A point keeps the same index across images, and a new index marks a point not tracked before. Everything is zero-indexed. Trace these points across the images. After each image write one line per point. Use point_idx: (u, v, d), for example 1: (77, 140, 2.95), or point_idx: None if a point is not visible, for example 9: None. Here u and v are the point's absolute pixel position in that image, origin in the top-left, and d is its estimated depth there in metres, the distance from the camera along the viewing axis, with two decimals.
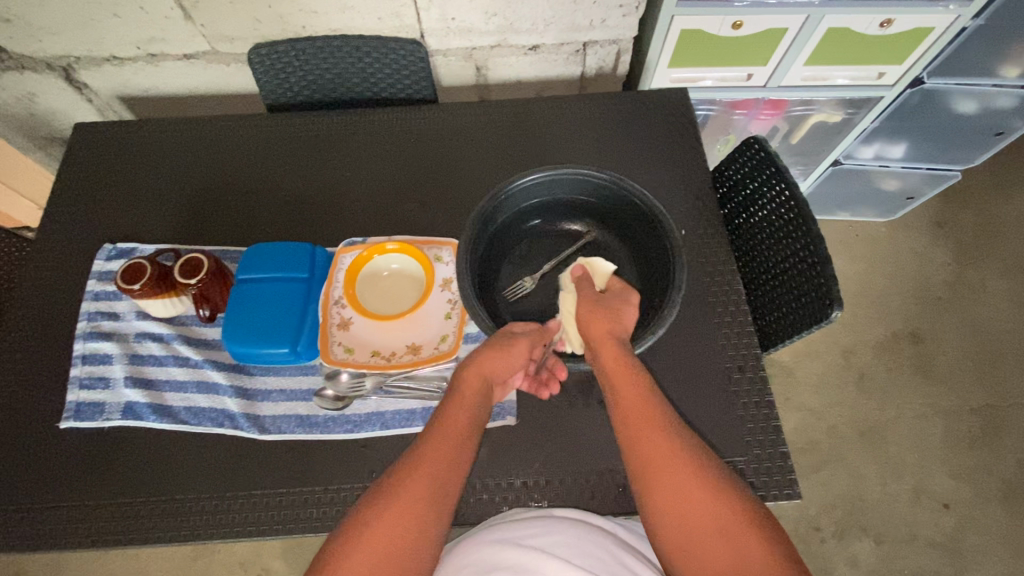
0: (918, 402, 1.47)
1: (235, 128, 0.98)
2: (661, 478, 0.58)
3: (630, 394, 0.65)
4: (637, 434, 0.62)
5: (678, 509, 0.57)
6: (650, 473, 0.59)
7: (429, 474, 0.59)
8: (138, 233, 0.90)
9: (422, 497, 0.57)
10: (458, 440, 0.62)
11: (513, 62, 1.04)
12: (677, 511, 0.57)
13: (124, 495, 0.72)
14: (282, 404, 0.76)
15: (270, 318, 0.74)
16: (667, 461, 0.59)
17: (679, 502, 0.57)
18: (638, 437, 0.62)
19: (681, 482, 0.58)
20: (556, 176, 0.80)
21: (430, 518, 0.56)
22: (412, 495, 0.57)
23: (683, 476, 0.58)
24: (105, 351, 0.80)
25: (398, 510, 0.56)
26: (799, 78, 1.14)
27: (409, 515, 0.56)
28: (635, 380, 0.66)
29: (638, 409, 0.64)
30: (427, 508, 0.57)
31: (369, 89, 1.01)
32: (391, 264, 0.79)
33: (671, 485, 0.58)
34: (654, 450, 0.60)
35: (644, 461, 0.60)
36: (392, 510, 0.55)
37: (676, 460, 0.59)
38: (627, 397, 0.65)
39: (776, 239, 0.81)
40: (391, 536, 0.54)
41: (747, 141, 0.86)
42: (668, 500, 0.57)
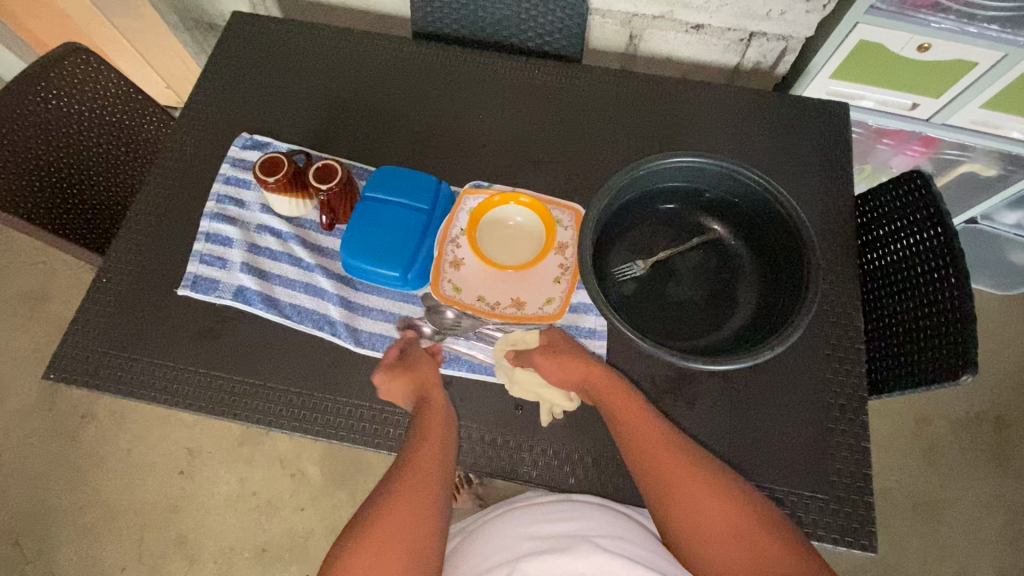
0: (985, 491, 1.38)
1: (380, 46, 0.99)
2: (681, 490, 0.61)
3: (633, 423, 0.65)
4: (644, 447, 0.64)
5: (697, 520, 0.60)
6: (664, 492, 0.62)
7: (421, 467, 0.64)
8: (274, 129, 0.93)
9: (420, 486, 0.63)
10: (431, 474, 0.64)
11: (671, 38, 0.98)
12: (696, 524, 0.60)
13: (224, 371, 0.76)
14: (380, 324, 0.77)
15: (388, 241, 0.75)
16: (681, 479, 0.62)
17: (699, 512, 0.60)
18: (649, 460, 0.63)
19: (699, 494, 0.61)
20: (702, 164, 0.77)
21: (430, 498, 0.63)
22: (390, 539, 0.59)
23: (699, 491, 0.61)
24: (227, 234, 0.83)
25: (390, 544, 0.59)
26: (967, 121, 1.04)
27: (412, 500, 0.62)
28: (632, 399, 0.67)
29: (641, 428, 0.65)
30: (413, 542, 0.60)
31: (518, 35, 0.98)
32: (513, 218, 0.78)
33: (688, 498, 0.61)
34: (670, 468, 0.62)
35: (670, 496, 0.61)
36: (375, 552, 0.58)
37: (688, 475, 0.62)
38: (629, 421, 0.65)
39: (912, 284, 0.76)
40: (396, 517, 0.60)
41: (910, 174, 0.79)
42: (687, 511, 0.61)
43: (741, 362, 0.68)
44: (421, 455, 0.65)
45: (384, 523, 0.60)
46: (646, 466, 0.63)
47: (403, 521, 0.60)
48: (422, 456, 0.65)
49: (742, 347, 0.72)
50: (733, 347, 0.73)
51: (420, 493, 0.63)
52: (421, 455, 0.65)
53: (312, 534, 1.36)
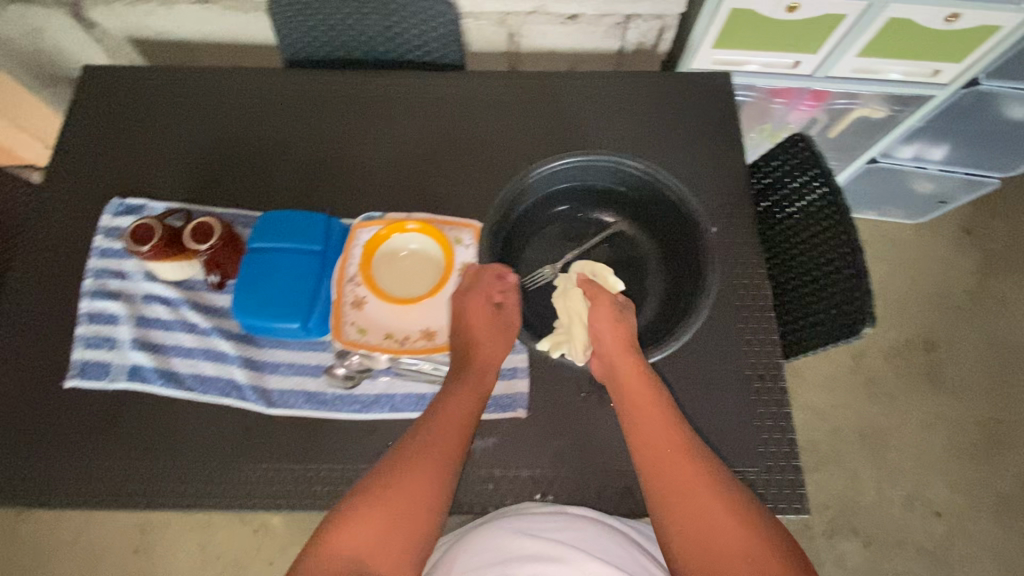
0: (924, 412, 1.46)
1: (253, 83, 0.94)
2: (683, 495, 0.58)
3: (649, 437, 0.63)
4: (658, 458, 0.61)
5: (698, 526, 0.56)
6: (669, 493, 0.59)
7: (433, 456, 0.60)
8: (148, 189, 0.87)
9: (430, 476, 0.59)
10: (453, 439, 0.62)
11: (550, 31, 0.97)
12: (696, 530, 0.56)
13: (130, 459, 0.71)
14: (290, 378, 0.74)
15: (282, 292, 0.72)
16: (690, 482, 0.59)
17: (700, 519, 0.56)
18: (661, 465, 0.61)
19: (702, 501, 0.57)
20: (590, 161, 0.77)
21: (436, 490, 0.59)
22: (394, 496, 0.57)
23: (707, 495, 0.58)
24: (111, 311, 0.78)
25: (393, 501, 0.57)
26: (848, 70, 1.07)
27: (418, 489, 0.58)
28: (654, 408, 0.65)
29: (655, 436, 0.63)
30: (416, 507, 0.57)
31: (395, 50, 0.95)
32: (408, 245, 0.75)
33: (699, 515, 0.57)
34: (678, 470, 0.60)
35: (680, 516, 0.57)
36: (373, 512, 0.56)
37: (697, 478, 0.59)
38: (648, 430, 0.64)
39: (810, 244, 0.78)
40: (396, 503, 0.57)
41: (792, 137, 0.81)
42: (690, 516, 0.57)
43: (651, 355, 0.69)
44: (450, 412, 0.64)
45: (383, 512, 0.56)
46: (657, 462, 0.61)
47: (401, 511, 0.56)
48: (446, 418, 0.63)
49: (654, 338, 0.73)
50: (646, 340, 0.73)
51: (422, 483, 0.58)
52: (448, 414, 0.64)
53: None
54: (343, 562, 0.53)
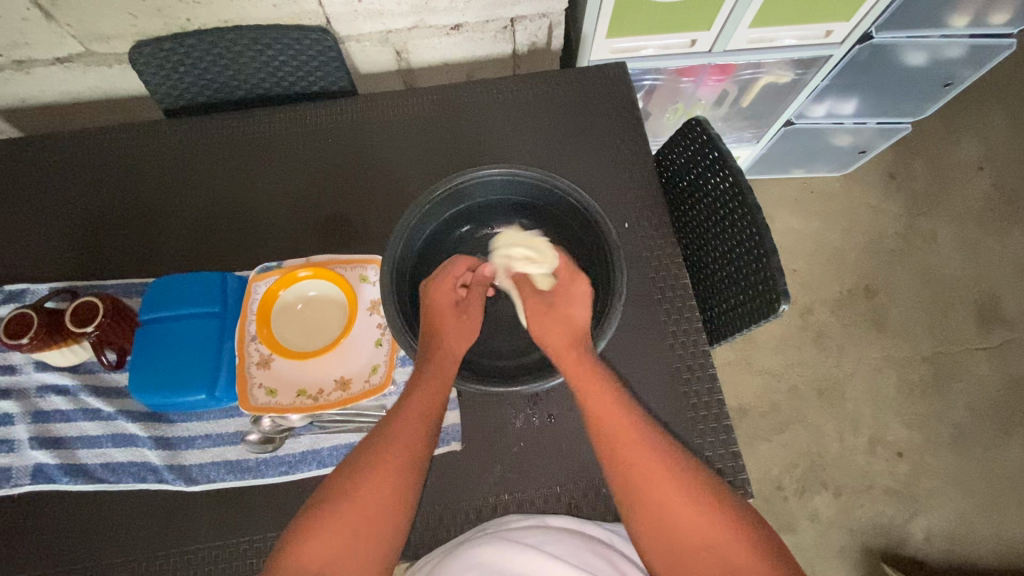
0: (873, 357, 1.50)
1: (131, 141, 0.88)
2: (651, 498, 0.58)
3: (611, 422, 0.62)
4: (618, 447, 0.60)
5: (670, 525, 0.56)
6: (635, 485, 0.59)
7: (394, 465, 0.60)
8: (31, 271, 0.81)
9: (391, 484, 0.59)
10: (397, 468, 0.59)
11: (437, 43, 0.93)
12: (667, 529, 0.56)
13: (45, 567, 0.66)
14: (208, 450, 0.70)
15: (182, 364, 0.68)
16: (655, 472, 0.59)
17: (674, 519, 0.56)
18: (623, 456, 0.60)
19: (673, 502, 0.57)
20: (485, 177, 0.74)
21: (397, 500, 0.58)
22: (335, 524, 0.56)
23: (677, 493, 0.57)
24: (4, 410, 0.72)
25: (332, 529, 0.56)
26: (745, 41, 1.07)
27: (379, 495, 0.58)
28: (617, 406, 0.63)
29: (616, 424, 0.62)
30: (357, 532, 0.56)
31: (279, 85, 0.91)
32: (307, 292, 0.72)
33: (663, 501, 0.57)
34: (645, 473, 0.59)
35: (646, 506, 0.58)
36: (316, 535, 0.55)
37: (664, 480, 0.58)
38: (606, 417, 0.63)
39: (720, 226, 0.77)
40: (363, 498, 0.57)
41: (689, 123, 0.80)
42: (664, 516, 0.57)
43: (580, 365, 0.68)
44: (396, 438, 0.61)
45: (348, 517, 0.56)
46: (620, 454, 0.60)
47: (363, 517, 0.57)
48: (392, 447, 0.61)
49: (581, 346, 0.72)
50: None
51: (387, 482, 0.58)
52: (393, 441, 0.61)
53: None
54: (311, 569, 0.54)
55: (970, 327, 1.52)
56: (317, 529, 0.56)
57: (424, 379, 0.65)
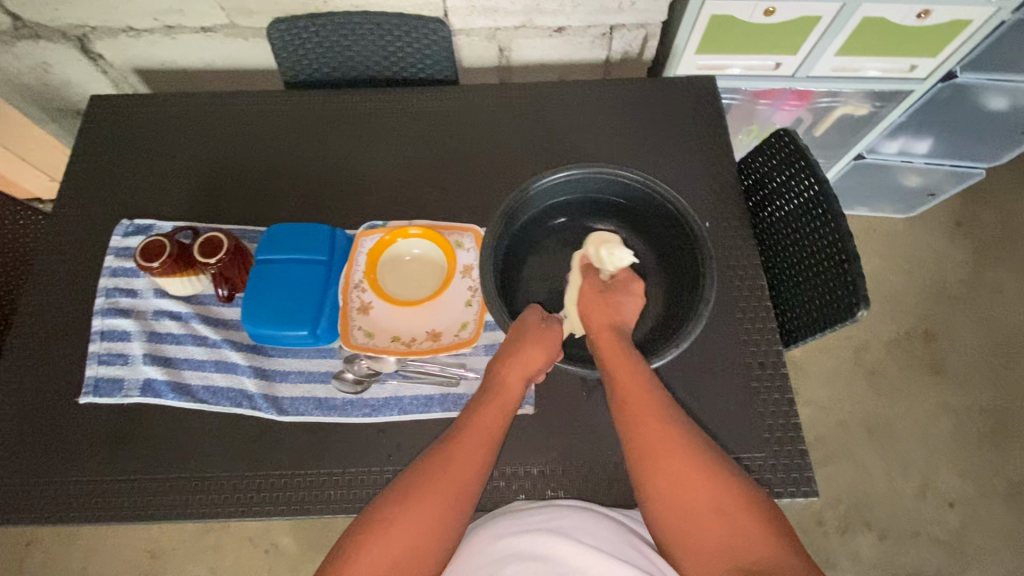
0: (928, 401, 1.46)
1: (253, 104, 0.97)
2: (656, 462, 0.60)
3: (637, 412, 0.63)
4: (647, 440, 0.61)
5: (669, 487, 0.58)
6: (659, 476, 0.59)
7: (456, 480, 0.60)
8: (156, 209, 0.90)
9: (444, 506, 0.58)
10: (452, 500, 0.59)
11: (538, 44, 1.01)
12: (670, 489, 0.58)
13: (144, 471, 0.72)
14: (300, 385, 0.75)
15: (289, 301, 0.73)
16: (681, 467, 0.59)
17: (676, 485, 0.58)
18: (651, 448, 0.61)
19: (673, 465, 0.59)
20: (589, 174, 0.78)
21: (449, 524, 0.58)
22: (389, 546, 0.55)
23: (687, 466, 0.59)
24: (123, 327, 0.80)
25: (385, 551, 0.55)
26: (828, 69, 1.11)
27: (430, 518, 0.57)
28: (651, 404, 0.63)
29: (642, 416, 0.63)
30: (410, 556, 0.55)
31: (390, 69, 0.99)
32: (413, 249, 0.77)
33: (679, 488, 0.58)
34: (653, 443, 0.61)
35: (663, 490, 0.59)
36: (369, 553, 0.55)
37: (673, 448, 0.60)
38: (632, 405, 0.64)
39: (801, 233, 0.80)
40: (418, 528, 0.56)
41: (777, 133, 0.84)
42: (668, 483, 0.59)
43: (660, 357, 0.70)
44: (453, 470, 0.60)
45: (399, 532, 0.56)
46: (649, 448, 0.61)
47: (416, 536, 0.56)
48: (448, 478, 0.60)
49: (659, 342, 0.73)
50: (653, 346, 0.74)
51: (442, 514, 0.58)
52: (450, 473, 0.60)
53: None
54: None
55: None
56: (369, 542, 0.55)
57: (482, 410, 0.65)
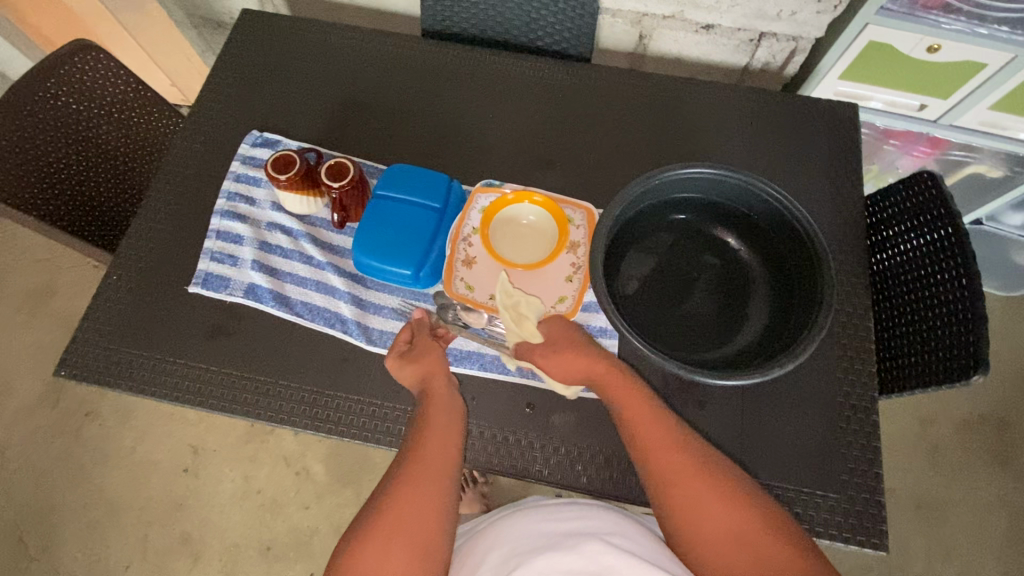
0: (987, 490, 1.38)
1: (389, 44, 0.99)
2: (666, 473, 0.59)
3: (651, 439, 0.61)
4: (666, 465, 0.60)
5: (683, 498, 0.58)
6: (681, 498, 0.58)
7: (425, 473, 0.59)
8: (284, 127, 0.93)
9: (418, 501, 0.57)
10: (433, 488, 0.59)
11: (680, 38, 1.00)
12: (694, 513, 0.57)
13: (235, 369, 0.76)
14: (391, 321, 0.77)
15: (399, 239, 0.75)
16: (702, 491, 0.58)
17: (687, 498, 0.58)
18: (668, 472, 0.59)
19: (684, 475, 0.59)
20: (718, 176, 0.77)
21: (433, 518, 0.57)
22: (382, 538, 0.55)
23: (693, 478, 0.58)
24: (238, 231, 0.83)
25: (382, 537, 0.55)
26: (976, 122, 1.04)
27: (410, 514, 0.57)
28: (663, 427, 0.62)
29: (657, 441, 0.61)
30: (408, 540, 0.55)
31: (528, 35, 0.99)
32: (527, 216, 0.78)
33: (703, 509, 0.57)
34: (676, 474, 0.59)
35: (689, 513, 0.57)
36: (368, 541, 0.55)
37: (677, 459, 0.60)
38: (644, 431, 0.62)
39: (923, 282, 0.77)
40: (409, 512, 0.57)
41: (919, 174, 0.80)
42: (684, 502, 0.58)
43: (765, 373, 0.67)
44: (421, 468, 0.60)
45: (381, 545, 0.55)
46: (668, 472, 0.59)
47: (399, 546, 0.55)
48: (418, 474, 0.59)
49: (758, 362, 0.72)
50: (752, 362, 0.72)
51: (428, 496, 0.58)
52: (417, 469, 0.60)
53: (317, 531, 1.36)
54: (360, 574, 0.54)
55: None
56: (358, 548, 0.55)
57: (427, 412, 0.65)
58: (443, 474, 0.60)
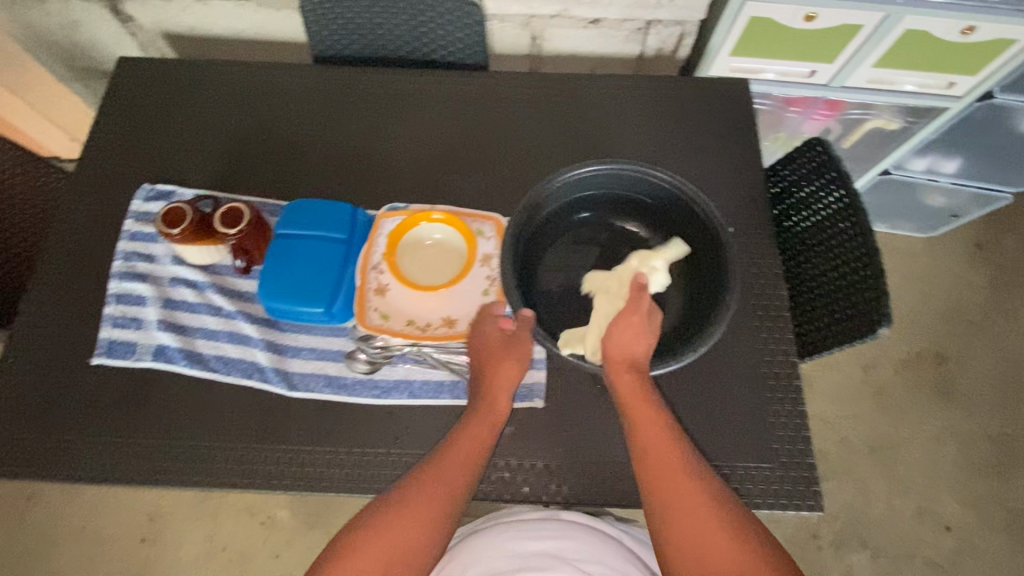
0: (934, 423, 1.45)
1: (279, 75, 0.96)
2: (662, 484, 0.60)
3: (663, 464, 0.61)
4: (673, 491, 0.60)
5: (681, 527, 0.57)
6: (680, 526, 0.57)
7: (438, 491, 0.61)
8: (177, 175, 0.89)
9: (416, 517, 0.59)
10: (436, 510, 0.60)
11: (571, 34, 1.01)
12: (688, 541, 0.56)
13: (152, 437, 0.73)
14: (311, 362, 0.75)
15: (307, 278, 0.73)
16: (703, 523, 0.57)
17: (687, 526, 0.57)
18: (672, 497, 0.59)
19: (689, 503, 0.58)
20: (615, 170, 0.78)
21: (422, 542, 0.58)
22: (376, 547, 0.57)
23: (688, 491, 0.59)
24: (139, 292, 0.80)
25: (375, 547, 0.57)
26: (865, 80, 1.09)
27: (405, 532, 0.58)
28: (682, 460, 0.62)
29: (668, 465, 0.61)
30: (396, 556, 0.57)
31: (421, 49, 0.98)
32: (433, 234, 0.77)
33: (699, 538, 0.56)
34: (679, 500, 0.59)
35: (683, 542, 0.57)
36: (361, 549, 0.57)
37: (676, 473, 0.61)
38: (659, 456, 0.62)
39: (828, 245, 0.79)
40: (406, 530, 0.58)
41: (810, 142, 0.83)
42: (683, 530, 0.57)
43: (682, 360, 0.70)
44: (431, 489, 0.61)
45: (370, 553, 0.57)
46: (673, 498, 0.59)
47: (384, 558, 0.57)
48: (425, 492, 0.61)
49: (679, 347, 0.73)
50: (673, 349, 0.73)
51: (427, 522, 0.59)
52: (429, 487, 0.61)
53: None
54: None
55: None
56: (350, 553, 0.57)
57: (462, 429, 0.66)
58: (449, 499, 0.61)
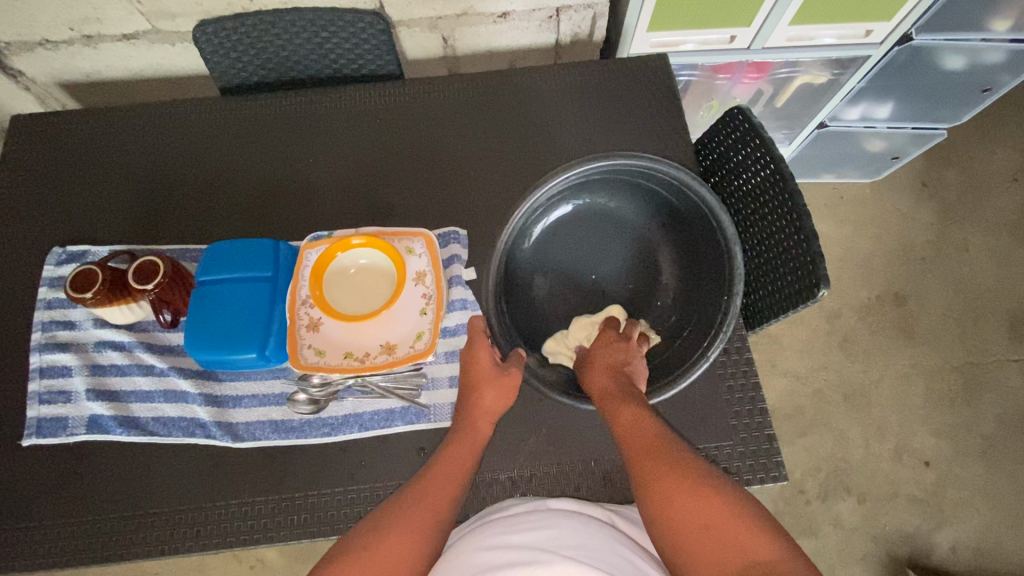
0: (901, 363, 1.48)
1: (185, 113, 0.92)
2: (645, 469, 0.58)
3: (644, 450, 0.59)
4: (658, 473, 0.57)
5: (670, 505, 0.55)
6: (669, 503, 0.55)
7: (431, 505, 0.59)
8: (90, 233, 0.85)
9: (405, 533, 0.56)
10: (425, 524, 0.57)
11: (483, 30, 1.01)
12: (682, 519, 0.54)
13: (96, 513, 0.69)
14: (255, 410, 0.73)
15: (233, 325, 0.69)
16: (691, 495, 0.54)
17: (677, 501, 0.55)
18: (657, 478, 0.57)
19: (672, 479, 0.56)
20: (614, 165, 0.75)
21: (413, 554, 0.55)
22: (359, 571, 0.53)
23: (675, 468, 0.57)
24: (63, 362, 0.76)
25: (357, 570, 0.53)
26: (784, 39, 1.08)
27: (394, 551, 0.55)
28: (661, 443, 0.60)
29: (649, 450, 0.59)
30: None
31: (331, 67, 0.95)
32: (359, 259, 0.75)
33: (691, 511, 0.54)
34: (663, 481, 0.56)
35: (677, 518, 0.54)
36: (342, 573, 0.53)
37: (659, 456, 0.58)
38: (638, 444, 0.60)
39: (763, 212, 0.77)
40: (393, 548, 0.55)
41: (730, 112, 0.81)
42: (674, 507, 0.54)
43: (698, 369, 0.69)
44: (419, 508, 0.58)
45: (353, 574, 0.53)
46: (658, 478, 0.57)
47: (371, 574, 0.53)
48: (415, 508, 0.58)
49: (683, 347, 0.73)
50: (681, 351, 0.73)
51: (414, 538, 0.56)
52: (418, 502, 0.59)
53: None
54: None
55: (1002, 338, 1.49)
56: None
57: (454, 441, 0.65)
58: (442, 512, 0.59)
